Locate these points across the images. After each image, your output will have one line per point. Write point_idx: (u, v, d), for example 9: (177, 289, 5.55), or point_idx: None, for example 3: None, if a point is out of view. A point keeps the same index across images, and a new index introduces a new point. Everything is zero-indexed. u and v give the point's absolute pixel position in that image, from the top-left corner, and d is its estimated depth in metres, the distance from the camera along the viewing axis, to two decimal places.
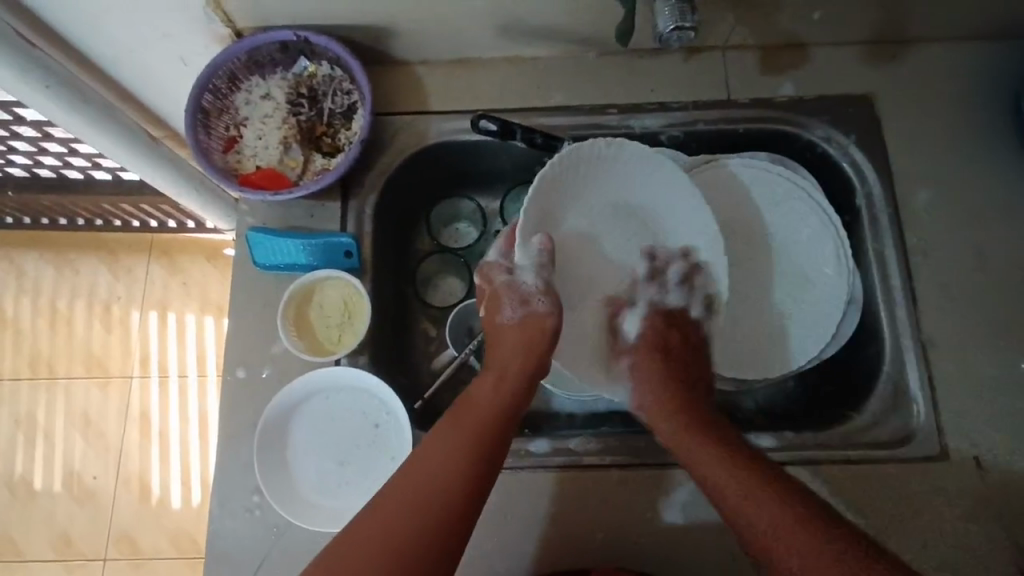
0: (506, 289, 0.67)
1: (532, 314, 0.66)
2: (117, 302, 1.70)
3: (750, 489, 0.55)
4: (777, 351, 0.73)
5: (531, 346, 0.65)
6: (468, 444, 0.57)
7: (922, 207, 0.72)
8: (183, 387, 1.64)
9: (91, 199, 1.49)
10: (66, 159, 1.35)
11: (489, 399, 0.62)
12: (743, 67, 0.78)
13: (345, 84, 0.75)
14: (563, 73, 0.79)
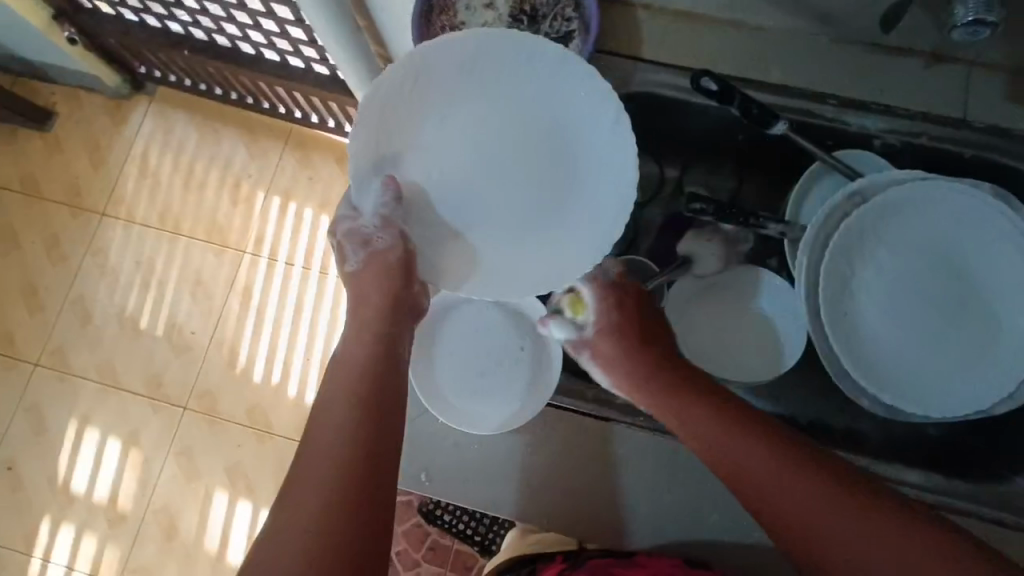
0: (350, 238, 0.65)
1: (376, 255, 0.64)
2: (247, 179, 1.78)
3: (793, 462, 0.55)
4: (944, 392, 0.68)
5: (383, 285, 0.63)
6: (347, 409, 0.56)
7: None
8: (288, 274, 1.73)
9: (254, 75, 1.55)
10: (246, 31, 1.41)
11: (361, 352, 0.60)
12: (988, 89, 0.72)
13: (568, 11, 0.74)
14: (790, 50, 0.74)
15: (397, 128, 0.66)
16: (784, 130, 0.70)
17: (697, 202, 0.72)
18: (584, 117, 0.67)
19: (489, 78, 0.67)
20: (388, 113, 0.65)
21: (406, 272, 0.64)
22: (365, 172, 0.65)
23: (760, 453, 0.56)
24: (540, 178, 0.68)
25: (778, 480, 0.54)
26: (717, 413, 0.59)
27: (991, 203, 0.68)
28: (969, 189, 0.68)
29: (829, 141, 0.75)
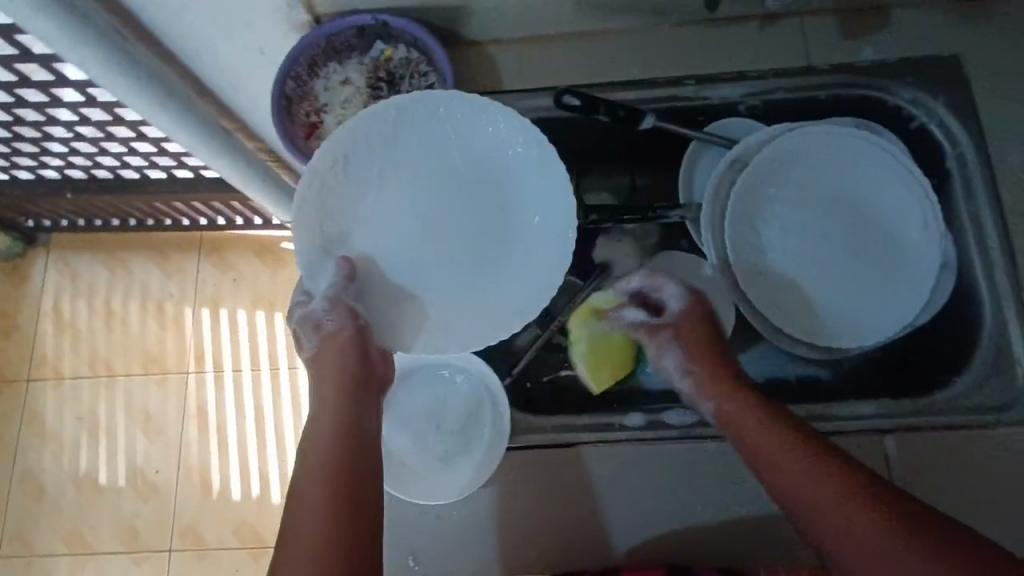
0: (303, 323, 0.65)
1: (328, 338, 0.63)
2: (170, 300, 1.73)
3: (827, 484, 0.53)
4: (864, 316, 0.72)
5: (338, 366, 0.61)
6: (323, 474, 0.54)
7: (1015, 167, 0.71)
8: (239, 382, 1.67)
9: (145, 198, 1.51)
10: (124, 159, 1.37)
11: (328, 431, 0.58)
12: (823, 33, 0.76)
13: (421, 67, 0.75)
14: (637, 47, 0.78)
15: (337, 208, 0.67)
16: (653, 122, 0.73)
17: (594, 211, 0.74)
18: (518, 157, 0.69)
19: (428, 141, 0.69)
20: (329, 193, 0.67)
21: (360, 350, 0.63)
22: (312, 255, 0.66)
23: (769, 440, 0.58)
24: (490, 225, 0.71)
25: (797, 470, 0.55)
26: (819, 456, 0.55)
27: (858, 137, 0.73)
28: (839, 130, 0.73)
29: (700, 118, 0.79)
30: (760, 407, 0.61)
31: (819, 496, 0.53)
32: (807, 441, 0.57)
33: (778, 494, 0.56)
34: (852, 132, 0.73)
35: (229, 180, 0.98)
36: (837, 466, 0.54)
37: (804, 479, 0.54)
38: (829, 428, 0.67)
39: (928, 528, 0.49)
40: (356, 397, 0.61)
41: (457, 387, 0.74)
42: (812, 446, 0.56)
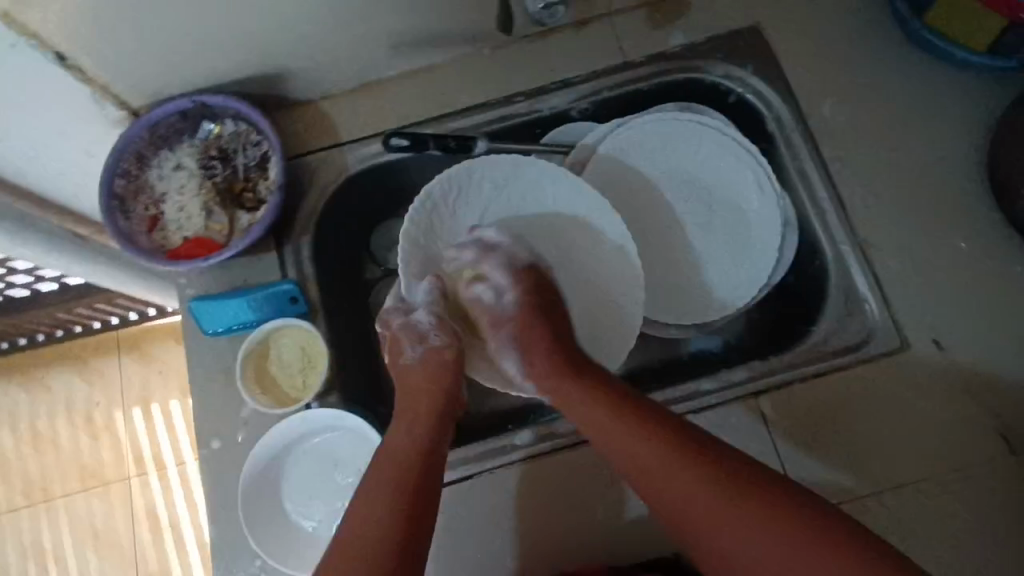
0: (402, 330, 0.70)
1: (432, 351, 0.70)
2: (98, 408, 1.65)
3: (681, 469, 0.56)
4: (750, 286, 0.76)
5: (437, 380, 0.68)
6: (395, 473, 0.59)
7: (831, 118, 0.74)
8: (185, 475, 1.62)
9: (44, 310, 1.46)
10: (8, 280, 1.32)
11: (407, 438, 0.62)
12: (633, 27, 0.78)
13: (252, 136, 0.76)
14: (463, 73, 0.80)
15: (447, 229, 0.75)
16: (487, 146, 0.75)
17: None
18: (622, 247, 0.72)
19: (546, 189, 0.74)
20: (444, 210, 0.74)
21: (457, 370, 0.70)
22: (416, 268, 0.73)
23: (606, 416, 0.61)
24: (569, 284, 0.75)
25: (628, 439, 0.59)
26: (663, 444, 0.58)
27: (685, 121, 0.76)
28: (664, 117, 0.76)
29: (538, 129, 0.81)
30: (645, 423, 0.60)
31: (650, 452, 0.58)
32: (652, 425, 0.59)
33: (625, 464, 0.59)
34: (680, 116, 0.76)
35: (95, 276, 0.95)
36: (673, 448, 0.58)
37: (636, 444, 0.59)
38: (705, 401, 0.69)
39: (767, 497, 0.54)
40: (443, 406, 0.67)
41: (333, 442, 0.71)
42: (678, 438, 0.58)
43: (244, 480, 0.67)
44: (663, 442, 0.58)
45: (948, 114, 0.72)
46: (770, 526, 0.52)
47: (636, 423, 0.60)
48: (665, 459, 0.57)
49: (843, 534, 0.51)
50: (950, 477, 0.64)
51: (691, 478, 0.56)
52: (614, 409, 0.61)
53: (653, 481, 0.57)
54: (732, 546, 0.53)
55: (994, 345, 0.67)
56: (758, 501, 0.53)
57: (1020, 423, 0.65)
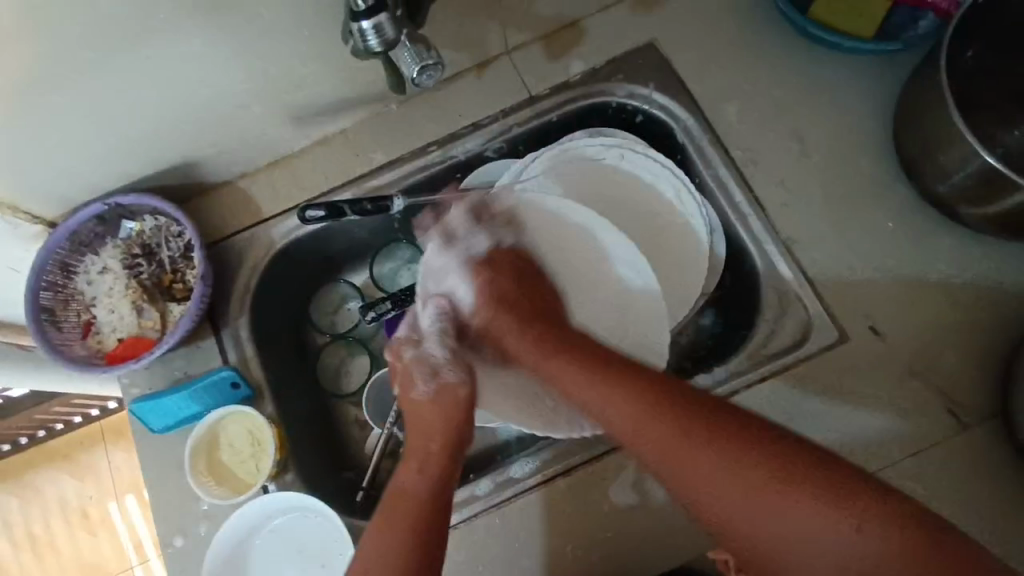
0: (415, 363, 0.67)
1: (445, 387, 0.65)
2: (92, 503, 1.49)
3: (700, 442, 0.52)
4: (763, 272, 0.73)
5: (449, 414, 0.64)
6: (407, 512, 0.56)
7: (734, 121, 0.75)
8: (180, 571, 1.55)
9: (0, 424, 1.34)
10: None
11: (424, 484, 0.59)
12: (532, 61, 0.79)
13: (173, 228, 0.76)
14: (375, 132, 0.80)
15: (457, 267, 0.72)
16: (404, 203, 0.76)
17: (372, 309, 0.79)
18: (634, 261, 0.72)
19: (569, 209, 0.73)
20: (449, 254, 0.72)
21: (473, 404, 0.66)
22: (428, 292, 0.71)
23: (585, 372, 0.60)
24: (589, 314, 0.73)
25: (621, 399, 0.56)
26: (641, 396, 0.56)
27: (599, 145, 0.76)
28: (575, 144, 0.77)
29: (459, 174, 0.82)
30: (636, 385, 0.57)
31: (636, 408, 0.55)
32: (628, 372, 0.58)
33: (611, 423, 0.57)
34: (593, 142, 0.77)
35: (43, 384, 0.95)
36: (695, 425, 0.53)
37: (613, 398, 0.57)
38: None
39: (808, 472, 0.49)
40: (462, 437, 0.64)
41: (284, 526, 0.68)
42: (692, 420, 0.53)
43: None
44: (689, 424, 0.53)
45: (846, 102, 0.74)
46: (778, 480, 0.49)
47: (618, 376, 0.58)
48: (658, 414, 0.54)
49: (859, 490, 0.48)
50: (908, 463, 0.64)
51: (693, 433, 0.52)
52: (584, 364, 0.60)
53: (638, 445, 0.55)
54: (744, 499, 0.50)
55: (928, 323, 0.67)
56: (777, 457, 0.50)
57: (966, 399, 0.65)
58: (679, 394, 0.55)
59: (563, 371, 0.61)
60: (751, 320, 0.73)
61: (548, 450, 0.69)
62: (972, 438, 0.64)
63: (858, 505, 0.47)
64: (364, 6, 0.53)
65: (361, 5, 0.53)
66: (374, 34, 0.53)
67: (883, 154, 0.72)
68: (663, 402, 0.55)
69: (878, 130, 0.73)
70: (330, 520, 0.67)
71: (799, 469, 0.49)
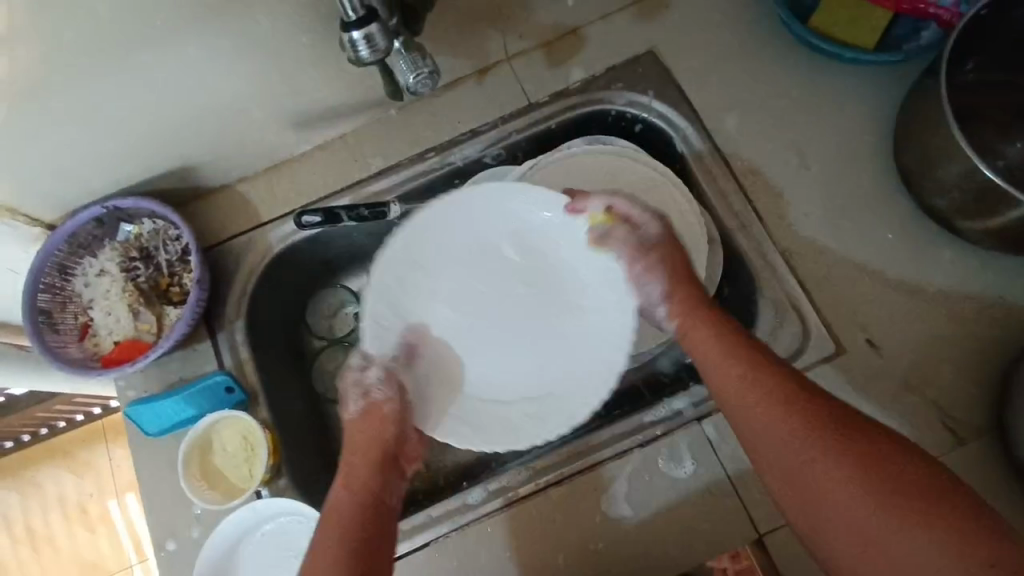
0: (353, 385, 0.63)
1: (374, 407, 0.62)
2: (91, 500, 1.49)
3: (817, 450, 0.50)
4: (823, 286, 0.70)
5: (378, 432, 0.61)
6: (335, 543, 0.53)
7: (734, 131, 0.74)
8: None
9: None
10: None
11: (347, 504, 0.56)
12: (532, 68, 0.79)
13: (171, 232, 0.77)
14: (373, 138, 0.80)
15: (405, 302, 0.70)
16: (401, 209, 0.76)
17: None
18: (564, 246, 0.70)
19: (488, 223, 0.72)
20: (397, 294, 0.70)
21: (401, 417, 0.62)
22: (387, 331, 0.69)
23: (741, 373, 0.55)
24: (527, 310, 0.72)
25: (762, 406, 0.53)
26: (787, 406, 0.52)
27: (599, 152, 0.76)
28: (572, 150, 0.76)
29: (457, 180, 0.81)
30: (780, 388, 0.53)
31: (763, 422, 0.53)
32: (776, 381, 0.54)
33: (754, 438, 0.53)
34: (593, 147, 0.77)
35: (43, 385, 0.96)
36: (846, 437, 0.50)
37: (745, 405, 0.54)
38: (651, 435, 0.67)
39: (919, 478, 0.47)
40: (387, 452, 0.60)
41: (271, 530, 0.68)
42: (833, 424, 0.51)
43: None
44: (815, 428, 0.51)
45: (847, 113, 0.73)
46: (909, 514, 0.46)
47: (761, 372, 0.54)
48: (787, 437, 0.51)
49: (977, 533, 0.44)
50: None
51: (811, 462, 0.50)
52: (738, 356, 0.56)
53: (793, 462, 0.51)
54: (875, 537, 0.47)
55: (926, 337, 0.66)
56: (880, 467, 0.48)
57: (963, 414, 0.64)
58: (820, 399, 0.52)
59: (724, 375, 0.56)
60: (748, 331, 0.73)
61: (540, 460, 0.69)
62: (969, 455, 0.63)
63: (987, 548, 0.43)
64: (355, 16, 0.53)
65: (352, 15, 0.53)
66: (364, 45, 0.53)
67: (883, 165, 0.72)
68: (820, 403, 0.52)
69: (878, 141, 0.72)
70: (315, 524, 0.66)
71: (931, 508, 0.46)
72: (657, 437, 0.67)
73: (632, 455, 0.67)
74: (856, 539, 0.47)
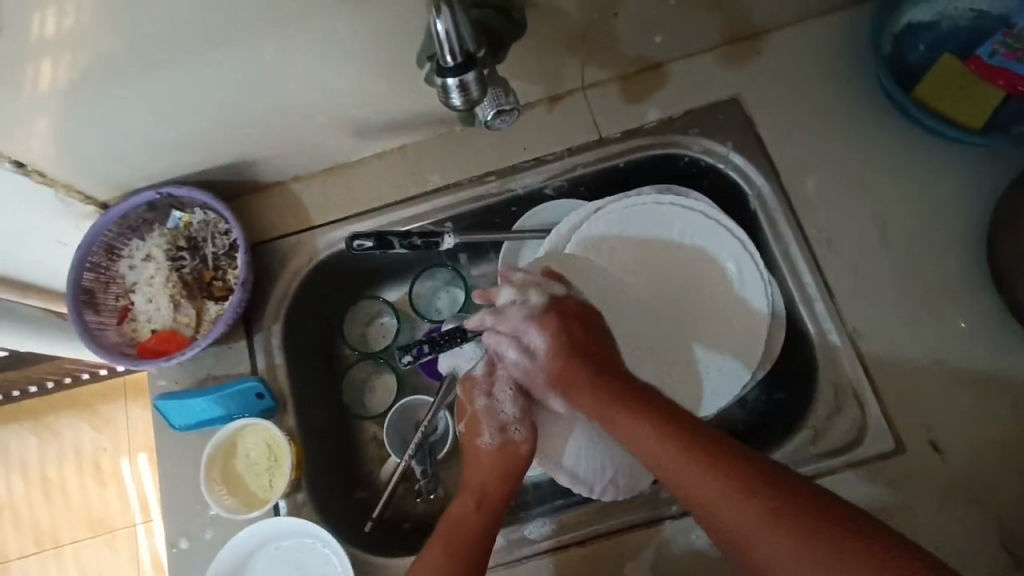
0: (484, 412, 0.67)
1: (506, 438, 0.66)
2: (105, 454, 1.51)
3: (715, 488, 0.50)
4: (897, 383, 0.65)
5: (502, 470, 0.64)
6: (458, 540, 0.60)
7: (813, 196, 0.70)
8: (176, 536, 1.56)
9: (20, 370, 1.35)
10: None
11: (472, 517, 0.62)
12: (608, 102, 0.76)
13: (221, 225, 0.75)
14: (435, 153, 0.78)
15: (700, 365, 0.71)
16: (455, 240, 0.73)
17: (406, 351, 0.75)
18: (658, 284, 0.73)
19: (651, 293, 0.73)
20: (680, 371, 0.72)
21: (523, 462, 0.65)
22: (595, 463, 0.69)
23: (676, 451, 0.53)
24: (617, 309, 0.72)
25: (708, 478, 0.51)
26: (683, 450, 0.53)
27: (672, 203, 0.72)
28: (640, 198, 0.72)
29: (514, 208, 0.79)
30: (667, 430, 0.54)
31: (711, 494, 0.50)
32: (710, 447, 0.52)
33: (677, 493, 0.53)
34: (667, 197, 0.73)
35: (71, 351, 0.96)
36: (735, 474, 0.50)
37: (694, 481, 0.51)
38: (686, 507, 0.64)
39: (819, 513, 0.46)
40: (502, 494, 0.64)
41: (287, 551, 0.66)
42: (730, 462, 0.51)
43: None
44: (720, 469, 0.50)
45: (939, 193, 0.69)
46: (797, 541, 0.45)
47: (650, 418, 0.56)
48: (681, 459, 0.52)
49: (864, 562, 0.42)
50: None
51: (720, 478, 0.50)
52: (635, 407, 0.58)
53: (704, 502, 0.51)
54: (772, 565, 0.46)
55: (997, 446, 0.62)
56: (772, 498, 0.48)
57: None
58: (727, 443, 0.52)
59: (618, 420, 0.58)
60: (801, 407, 0.69)
61: (567, 515, 0.67)
62: None
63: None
64: (453, 63, 0.49)
65: (450, 61, 0.49)
66: (458, 93, 0.50)
67: (971, 253, 0.67)
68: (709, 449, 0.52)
69: (969, 227, 0.68)
70: (331, 548, 0.65)
71: (832, 534, 0.44)
72: (691, 511, 0.64)
73: (663, 525, 0.64)
74: (759, 555, 0.47)
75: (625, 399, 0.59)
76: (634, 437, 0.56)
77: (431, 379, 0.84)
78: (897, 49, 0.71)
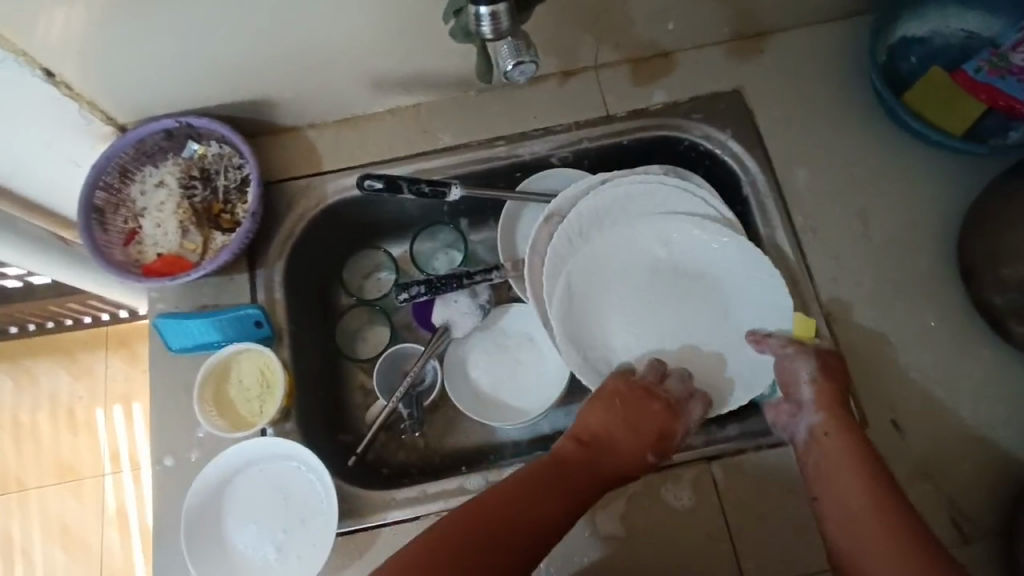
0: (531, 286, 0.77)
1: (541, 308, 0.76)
2: (80, 402, 1.51)
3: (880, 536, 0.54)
4: (865, 365, 0.69)
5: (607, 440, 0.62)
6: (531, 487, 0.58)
7: (802, 186, 0.75)
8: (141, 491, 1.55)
9: (5, 308, 1.34)
10: None
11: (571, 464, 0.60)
12: (618, 82, 0.80)
13: (235, 159, 0.78)
14: (447, 115, 0.81)
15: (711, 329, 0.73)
16: (461, 192, 0.76)
17: (405, 290, 0.79)
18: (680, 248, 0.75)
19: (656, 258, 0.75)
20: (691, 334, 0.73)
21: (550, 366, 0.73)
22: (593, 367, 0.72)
23: (860, 488, 0.57)
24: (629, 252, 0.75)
25: (870, 530, 0.54)
26: (870, 484, 0.57)
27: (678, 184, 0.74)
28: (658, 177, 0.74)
29: (518, 173, 0.82)
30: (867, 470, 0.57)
31: (866, 522, 0.55)
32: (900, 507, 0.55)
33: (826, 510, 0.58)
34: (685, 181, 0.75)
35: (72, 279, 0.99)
36: (900, 535, 0.53)
37: (851, 508, 0.56)
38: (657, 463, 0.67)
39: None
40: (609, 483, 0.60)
41: (266, 472, 0.69)
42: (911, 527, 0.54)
43: (186, 525, 0.66)
44: (891, 520, 0.54)
45: (918, 195, 0.73)
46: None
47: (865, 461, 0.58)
48: (864, 490, 0.56)
49: None
50: None
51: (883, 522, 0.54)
52: (861, 454, 0.59)
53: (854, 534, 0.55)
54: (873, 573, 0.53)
55: (953, 430, 0.66)
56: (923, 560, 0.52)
57: (973, 513, 0.64)
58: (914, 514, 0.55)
59: (836, 459, 0.59)
60: None
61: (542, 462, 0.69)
62: (971, 554, 0.62)
63: None
64: None
65: None
66: (488, 21, 0.54)
67: (943, 252, 0.71)
68: (897, 511, 0.55)
69: (944, 228, 0.72)
70: (308, 464, 0.68)
71: None
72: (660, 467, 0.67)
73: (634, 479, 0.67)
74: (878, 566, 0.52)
75: (851, 436, 0.60)
76: (833, 461, 0.59)
77: (423, 333, 0.87)
78: (890, 60, 0.76)
